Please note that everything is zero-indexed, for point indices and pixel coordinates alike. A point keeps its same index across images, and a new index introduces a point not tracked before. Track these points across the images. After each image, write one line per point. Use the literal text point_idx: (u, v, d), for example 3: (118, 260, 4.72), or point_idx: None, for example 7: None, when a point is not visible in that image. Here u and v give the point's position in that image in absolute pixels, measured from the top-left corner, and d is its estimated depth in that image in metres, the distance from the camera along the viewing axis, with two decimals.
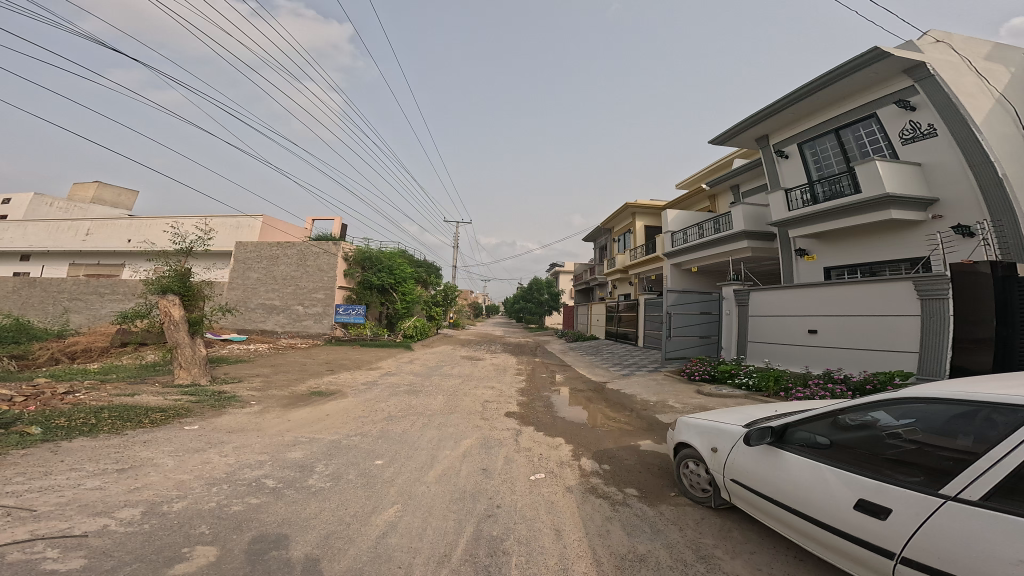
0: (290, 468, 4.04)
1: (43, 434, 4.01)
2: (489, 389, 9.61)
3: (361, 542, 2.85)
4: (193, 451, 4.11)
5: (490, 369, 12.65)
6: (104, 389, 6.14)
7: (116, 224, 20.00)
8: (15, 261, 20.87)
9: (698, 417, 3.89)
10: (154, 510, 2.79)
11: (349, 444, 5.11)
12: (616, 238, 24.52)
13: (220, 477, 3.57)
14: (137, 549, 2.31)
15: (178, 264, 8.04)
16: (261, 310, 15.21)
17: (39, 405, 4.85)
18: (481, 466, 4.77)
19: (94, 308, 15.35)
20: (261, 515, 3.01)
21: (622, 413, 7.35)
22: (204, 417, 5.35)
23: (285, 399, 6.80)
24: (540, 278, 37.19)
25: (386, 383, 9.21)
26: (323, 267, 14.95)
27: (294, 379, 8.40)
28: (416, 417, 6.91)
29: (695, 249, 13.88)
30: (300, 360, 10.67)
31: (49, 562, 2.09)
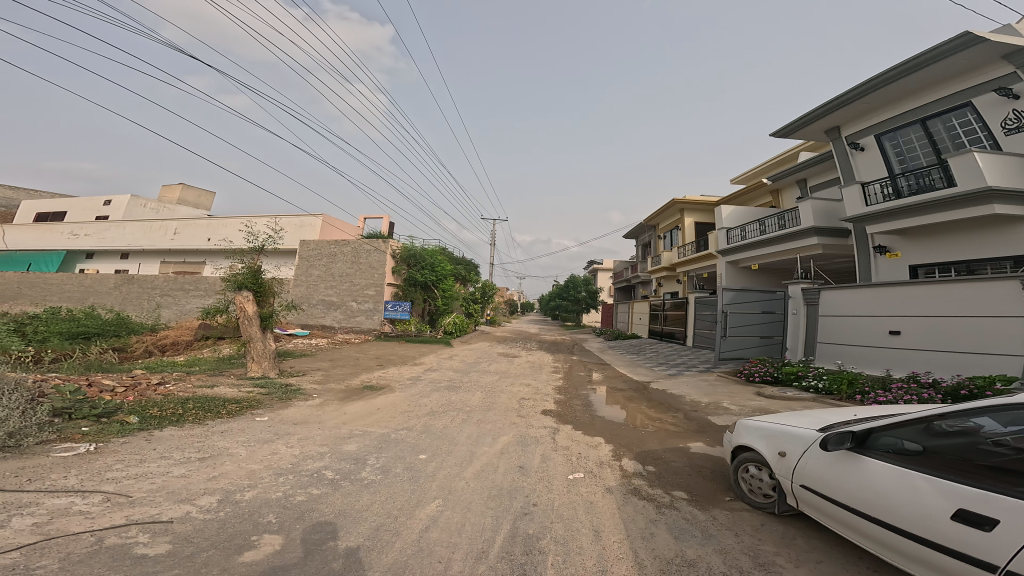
0: (346, 460, 4.17)
1: (139, 423, 4.36)
2: (526, 386, 9.57)
3: (407, 535, 2.87)
4: (263, 441, 4.34)
5: (526, 366, 12.62)
6: (189, 380, 6.64)
7: (197, 224, 21.58)
8: (116, 259, 22.84)
9: (762, 420, 3.60)
10: (229, 498, 2.94)
11: (398, 438, 5.23)
12: (662, 235, 23.70)
13: (285, 467, 3.74)
14: (213, 536, 2.43)
15: (252, 261, 8.47)
16: (321, 306, 15.92)
17: (137, 395, 5.30)
18: (518, 463, 4.71)
19: (179, 303, 16.76)
20: (320, 506, 3.10)
21: (668, 414, 7.05)
22: (273, 409, 5.65)
23: (342, 393, 7.06)
24: (577, 275, 36.74)
25: (429, 379, 9.40)
26: (374, 264, 15.48)
27: (349, 373, 8.75)
28: (457, 413, 6.96)
29: (755, 245, 13.16)
30: (354, 354, 11.11)
31: (140, 547, 2.23)
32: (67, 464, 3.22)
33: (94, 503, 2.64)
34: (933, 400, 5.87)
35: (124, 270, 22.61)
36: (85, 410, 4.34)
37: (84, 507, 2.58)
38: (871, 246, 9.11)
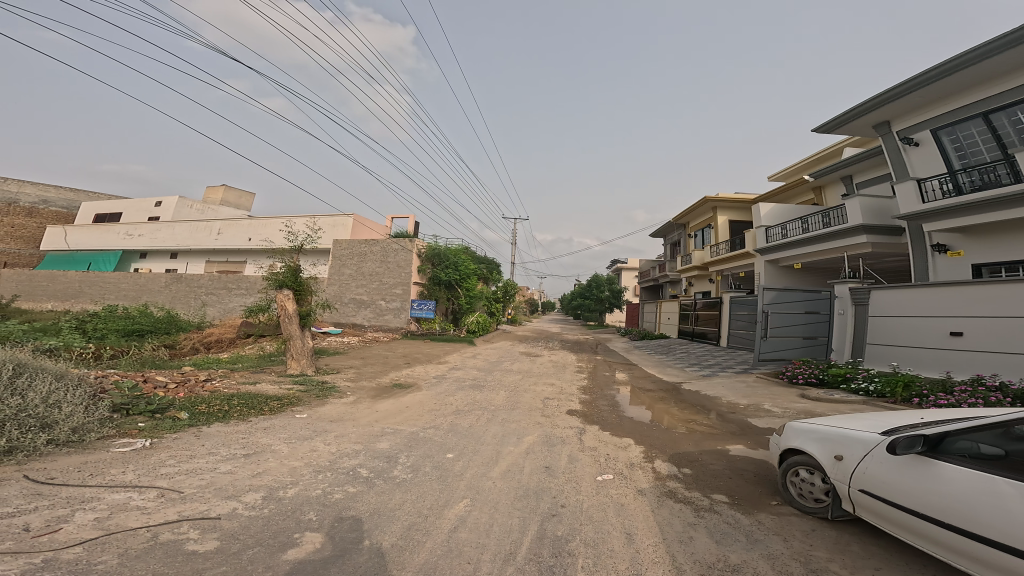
0: (380, 459, 4.23)
1: (189, 420, 4.53)
2: (550, 386, 9.49)
3: (436, 535, 2.85)
4: (303, 438, 4.44)
5: (549, 366, 12.54)
6: (233, 377, 6.88)
7: (238, 224, 22.39)
8: (166, 258, 23.93)
9: (814, 423, 3.41)
10: (273, 495, 3.01)
11: (426, 436, 5.26)
12: (692, 233, 23.11)
13: (323, 464, 3.81)
14: (257, 533, 2.47)
15: (293, 260, 8.65)
16: (353, 304, 16.22)
17: (187, 392, 5.51)
18: (544, 463, 4.65)
19: (222, 301, 17.46)
20: (356, 504, 3.13)
21: (700, 416, 6.83)
22: (311, 406, 5.79)
23: (374, 391, 7.17)
24: (600, 274, 36.29)
25: (454, 377, 9.45)
26: (401, 263, 15.69)
27: (380, 371, 8.88)
28: (482, 412, 6.95)
29: (796, 244, 12.70)
30: (383, 353, 11.27)
31: (191, 543, 2.28)
32: (126, 460, 3.36)
33: (150, 498, 2.75)
34: (1001, 403, 5.49)
35: (173, 270, 23.75)
36: (141, 406, 4.54)
37: (141, 502, 2.68)
38: (929, 244, 8.57)
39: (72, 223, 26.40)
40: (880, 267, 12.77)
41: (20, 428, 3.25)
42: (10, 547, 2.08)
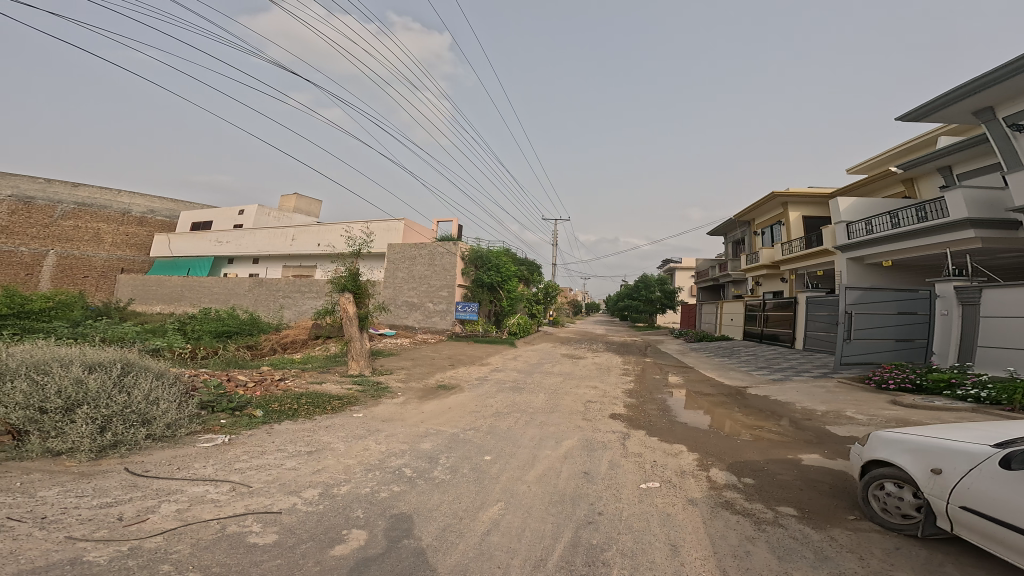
0: (422, 459, 4.57)
1: (263, 417, 5.12)
2: (592, 389, 9.44)
3: (469, 537, 3.04)
4: (357, 437, 4.87)
5: (593, 368, 12.44)
6: (303, 377, 7.62)
7: (310, 230, 24.21)
8: (251, 264, 26.36)
9: (901, 432, 3.28)
10: (328, 492, 3.41)
11: (466, 438, 5.50)
12: (758, 231, 21.92)
13: (373, 463, 4.22)
14: (312, 528, 2.80)
15: (352, 265, 9.30)
16: (405, 306, 17.01)
17: (263, 390, 6.17)
18: (584, 468, 4.70)
19: (295, 303, 19.06)
20: (400, 503, 3.45)
21: (769, 423, 6.51)
22: (367, 405, 6.28)
23: (421, 391, 7.58)
24: (649, 275, 35.13)
25: (495, 379, 9.69)
26: (446, 266, 16.28)
27: (426, 372, 9.32)
28: (521, 414, 7.10)
29: (883, 242, 11.60)
30: (430, 354, 11.81)
31: (253, 536, 2.63)
32: (207, 454, 3.90)
33: (223, 492, 3.19)
34: None
35: (256, 274, 26.29)
36: (224, 403, 5.20)
37: (216, 495, 3.12)
38: None
39: (174, 231, 29.90)
40: (992, 263, 11.29)
41: (126, 424, 3.85)
42: (105, 534, 2.45)
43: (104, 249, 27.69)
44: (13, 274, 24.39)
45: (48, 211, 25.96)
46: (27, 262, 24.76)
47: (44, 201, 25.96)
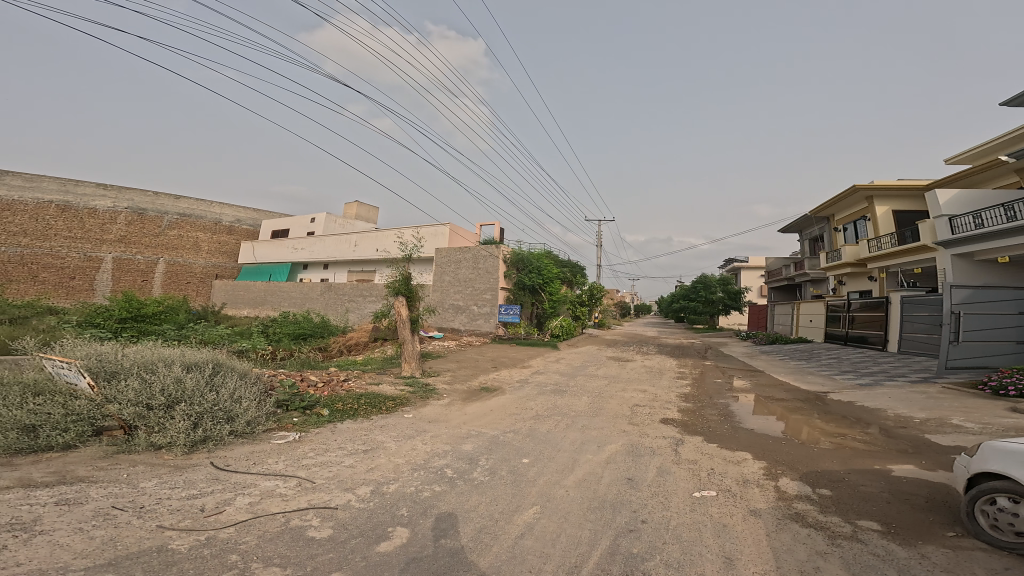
0: (463, 460, 4.86)
1: (328, 415, 5.71)
2: (641, 392, 9.32)
3: (503, 540, 3.23)
4: (407, 437, 5.28)
5: (643, 371, 12.21)
6: (362, 377, 8.28)
7: (370, 236, 25.71)
8: (322, 269, 28.33)
9: (1018, 444, 3.14)
10: (378, 490, 3.79)
11: (504, 440, 5.73)
12: (840, 227, 20.36)
13: (418, 463, 4.57)
14: (362, 525, 3.15)
15: (404, 269, 9.81)
16: (452, 309, 17.61)
17: (330, 390, 6.82)
18: (627, 474, 4.76)
19: (357, 306, 20.36)
20: (440, 502, 3.75)
21: (854, 431, 6.22)
22: (416, 406, 6.73)
23: (465, 393, 7.93)
24: (710, 274, 33.25)
25: (536, 382, 9.86)
26: (489, 269, 16.67)
27: (470, 374, 9.68)
28: (563, 417, 7.20)
29: (1000, 238, 10.04)
30: (474, 356, 12.21)
31: (312, 530, 3.01)
32: (281, 450, 4.45)
33: (291, 486, 3.66)
34: None
35: (326, 279, 28.05)
36: (297, 402, 5.85)
37: (283, 490, 3.58)
38: None
39: (256, 239, 32.96)
40: None
41: (213, 422, 4.52)
42: (189, 525, 2.87)
43: (202, 257, 31.29)
44: (132, 280, 28.29)
45: (157, 222, 29.62)
46: (141, 270, 28.65)
47: (153, 213, 29.53)
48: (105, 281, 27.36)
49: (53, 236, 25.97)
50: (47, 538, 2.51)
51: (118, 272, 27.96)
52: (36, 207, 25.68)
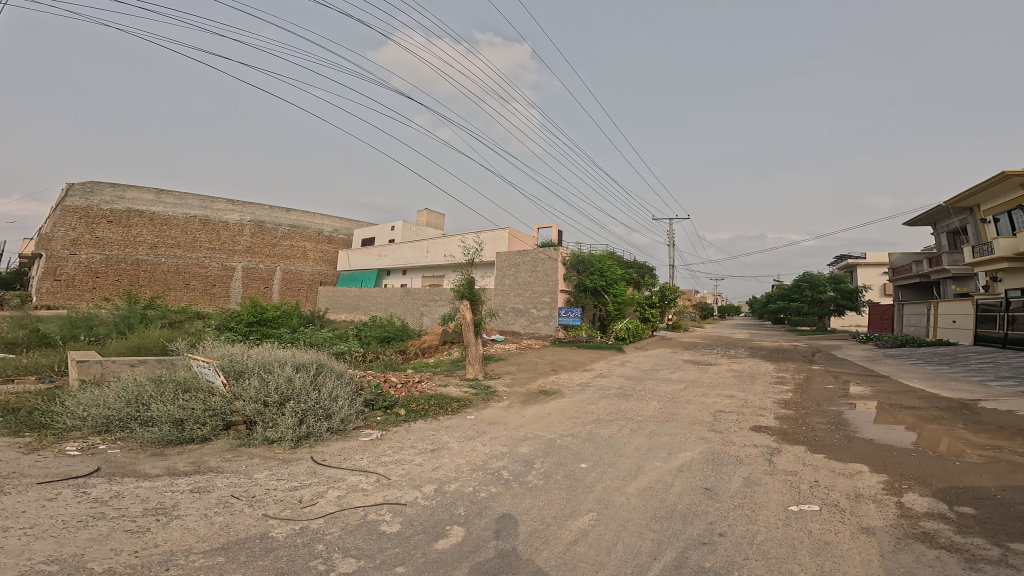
0: (518, 462, 5.06)
1: (404, 415, 6.28)
2: (727, 398, 8.84)
3: (554, 545, 3.34)
4: (469, 438, 5.63)
5: (731, 376, 11.51)
6: (432, 379, 8.87)
7: (439, 241, 27.01)
8: (400, 274, 30.38)
9: None
10: (441, 488, 4.13)
11: (562, 444, 5.83)
12: (988, 219, 17.68)
13: (477, 463, 4.87)
14: (424, 522, 3.48)
15: (467, 274, 10.24)
16: (512, 312, 17.93)
17: (406, 390, 7.43)
18: (703, 484, 4.64)
19: (431, 310, 21.59)
20: (494, 504, 3.96)
21: (1012, 445, 5.57)
22: (478, 408, 7.10)
23: (524, 396, 8.14)
24: (819, 273, 30.33)
25: (598, 386, 9.76)
26: (549, 272, 16.74)
27: (530, 377, 9.88)
28: (627, 422, 7.10)
29: None
30: (533, 359, 12.40)
31: (383, 524, 3.40)
32: (364, 447, 5.03)
33: (371, 482, 4.14)
34: None
35: (404, 284, 30.02)
36: (380, 401, 6.51)
37: (365, 485, 4.07)
38: None
39: (350, 248, 36.43)
40: None
41: (314, 420, 5.26)
42: (288, 514, 3.40)
43: (309, 264, 35.56)
44: (258, 287, 32.82)
45: (273, 233, 34.13)
46: (263, 278, 33.13)
47: (271, 225, 34.07)
48: (238, 289, 32.02)
49: (199, 247, 30.91)
50: (180, 523, 3.10)
51: (246, 280, 32.51)
52: (185, 221, 30.80)
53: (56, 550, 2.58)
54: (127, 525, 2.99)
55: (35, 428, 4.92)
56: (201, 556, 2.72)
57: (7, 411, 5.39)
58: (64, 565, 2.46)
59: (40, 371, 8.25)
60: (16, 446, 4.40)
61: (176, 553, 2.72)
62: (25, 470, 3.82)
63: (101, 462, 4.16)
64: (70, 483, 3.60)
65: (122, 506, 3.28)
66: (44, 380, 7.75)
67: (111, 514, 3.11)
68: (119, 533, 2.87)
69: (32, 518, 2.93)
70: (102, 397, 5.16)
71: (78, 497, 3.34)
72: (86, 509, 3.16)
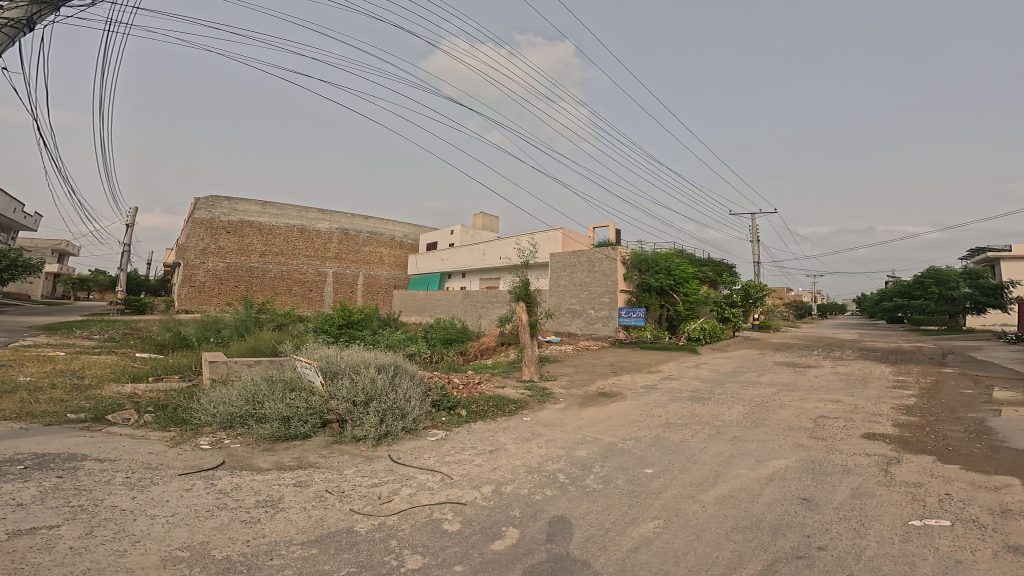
0: (576, 465, 5.11)
1: (465, 416, 6.63)
2: (830, 403, 8.02)
3: (612, 552, 3.35)
4: (525, 439, 5.80)
5: (835, 379, 10.37)
6: (491, 381, 9.16)
7: (495, 244, 27.60)
8: (460, 277, 31.57)
9: None
10: (498, 490, 4.33)
11: (624, 448, 5.76)
12: None
13: (533, 466, 5.00)
14: (482, 522, 3.69)
15: (523, 276, 10.39)
16: (568, 313, 17.80)
17: (467, 391, 7.80)
18: (801, 494, 4.33)
19: (488, 312, 22.19)
20: (549, 507, 4.07)
21: None
22: (534, 410, 7.24)
23: (581, 398, 8.13)
24: (950, 267, 26.17)
25: (667, 388, 9.41)
26: (607, 272, 16.37)
27: (588, 379, 9.83)
28: (704, 426, 6.79)
29: None
30: (592, 361, 12.28)
31: (446, 522, 3.67)
32: (432, 447, 5.41)
33: (437, 481, 4.46)
34: None
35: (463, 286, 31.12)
36: (445, 402, 6.93)
37: (431, 483, 4.40)
38: None
39: (418, 252, 38.49)
40: None
41: (392, 419, 5.81)
42: (368, 510, 3.81)
43: (386, 269, 38.36)
44: (345, 291, 36.13)
45: (356, 239, 37.24)
46: (350, 282, 36.45)
47: (353, 232, 37.12)
48: (329, 293, 35.43)
49: (298, 254, 34.71)
50: (283, 515, 3.63)
51: (336, 284, 35.98)
52: (286, 231, 34.64)
53: (187, 537, 3.14)
54: (243, 515, 3.57)
55: (179, 423, 5.97)
56: (298, 547, 3.15)
57: (159, 407, 6.59)
58: (195, 551, 2.99)
59: (182, 371, 9.90)
60: (165, 439, 5.37)
61: (279, 544, 3.18)
62: (170, 462, 4.67)
63: (225, 455, 4.94)
64: (202, 475, 4.35)
65: (239, 497, 3.90)
66: (185, 379, 9.27)
67: (231, 505, 3.72)
68: (236, 523, 3.43)
69: (174, 507, 3.61)
70: (228, 396, 6.10)
71: (207, 489, 4.03)
72: (212, 500, 3.80)
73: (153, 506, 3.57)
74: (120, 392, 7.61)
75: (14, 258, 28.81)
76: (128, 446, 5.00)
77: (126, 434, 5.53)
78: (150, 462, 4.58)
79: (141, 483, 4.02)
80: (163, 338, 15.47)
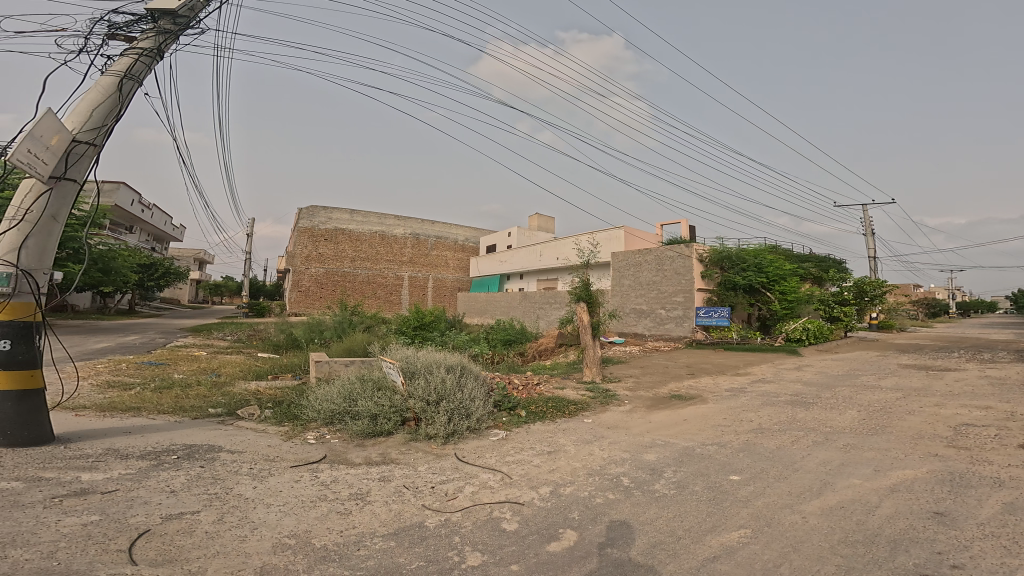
0: (643, 469, 5.01)
1: (524, 416, 6.80)
2: (980, 410, 6.82)
3: (683, 559, 3.27)
4: (586, 442, 5.80)
5: (986, 382, 8.78)
6: (551, 381, 9.25)
7: (553, 245, 27.62)
8: (518, 279, 32.09)
9: None
10: (556, 491, 4.43)
11: (702, 453, 5.50)
12: None
13: (594, 468, 5.00)
14: (539, 523, 3.82)
15: (584, 276, 10.30)
16: (633, 314, 17.18)
17: (527, 392, 7.96)
18: (933, 507, 3.82)
19: (549, 312, 22.18)
20: (611, 510, 4.07)
21: None
22: (596, 412, 7.18)
23: (650, 401, 7.90)
24: None
25: (759, 392, 8.71)
26: (680, 271, 15.53)
27: (659, 381, 9.47)
28: (809, 432, 6.18)
29: None
30: (664, 363, 11.73)
31: (505, 521, 3.85)
32: (493, 446, 5.65)
33: (497, 480, 4.67)
34: None
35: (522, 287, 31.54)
36: (506, 402, 7.17)
37: (493, 482, 4.63)
38: None
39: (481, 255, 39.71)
40: None
41: (458, 419, 6.18)
42: (438, 506, 4.13)
43: (452, 272, 40.28)
44: (418, 295, 38.56)
45: (426, 244, 39.49)
46: (422, 285, 38.81)
47: (423, 237, 39.41)
48: (405, 295, 38.08)
49: (379, 258, 37.64)
50: (370, 508, 4.08)
51: (411, 288, 38.49)
52: (371, 237, 37.64)
53: (293, 526, 3.69)
54: (338, 507, 4.08)
55: (291, 419, 6.92)
56: (380, 539, 3.53)
57: (276, 403, 7.69)
58: (299, 539, 3.50)
59: (294, 371, 11.27)
60: (281, 433, 6.28)
61: (365, 535, 3.59)
62: (284, 454, 5.46)
63: (326, 450, 5.64)
64: (309, 467, 5.03)
65: (337, 489, 4.46)
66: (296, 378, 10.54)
67: (330, 497, 4.28)
68: (333, 514, 3.94)
69: (286, 496, 4.24)
70: (331, 394, 6.85)
71: (312, 480, 4.67)
72: (315, 491, 4.40)
73: (269, 495, 4.24)
74: (248, 389, 8.99)
75: (166, 268, 35.24)
76: (252, 439, 5.94)
77: (252, 427, 6.56)
78: (268, 454, 5.40)
79: (260, 473, 4.78)
80: (278, 339, 17.96)
